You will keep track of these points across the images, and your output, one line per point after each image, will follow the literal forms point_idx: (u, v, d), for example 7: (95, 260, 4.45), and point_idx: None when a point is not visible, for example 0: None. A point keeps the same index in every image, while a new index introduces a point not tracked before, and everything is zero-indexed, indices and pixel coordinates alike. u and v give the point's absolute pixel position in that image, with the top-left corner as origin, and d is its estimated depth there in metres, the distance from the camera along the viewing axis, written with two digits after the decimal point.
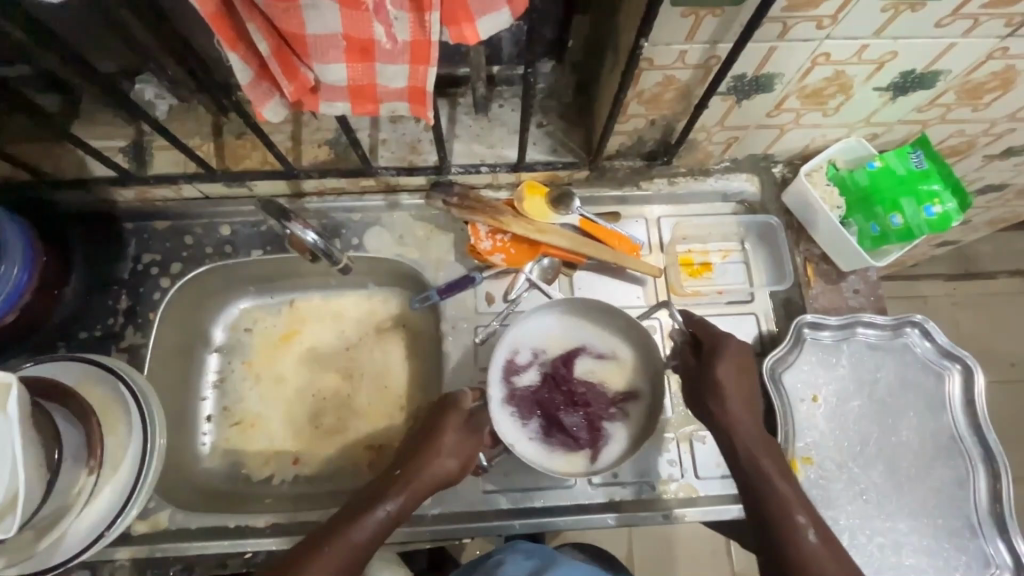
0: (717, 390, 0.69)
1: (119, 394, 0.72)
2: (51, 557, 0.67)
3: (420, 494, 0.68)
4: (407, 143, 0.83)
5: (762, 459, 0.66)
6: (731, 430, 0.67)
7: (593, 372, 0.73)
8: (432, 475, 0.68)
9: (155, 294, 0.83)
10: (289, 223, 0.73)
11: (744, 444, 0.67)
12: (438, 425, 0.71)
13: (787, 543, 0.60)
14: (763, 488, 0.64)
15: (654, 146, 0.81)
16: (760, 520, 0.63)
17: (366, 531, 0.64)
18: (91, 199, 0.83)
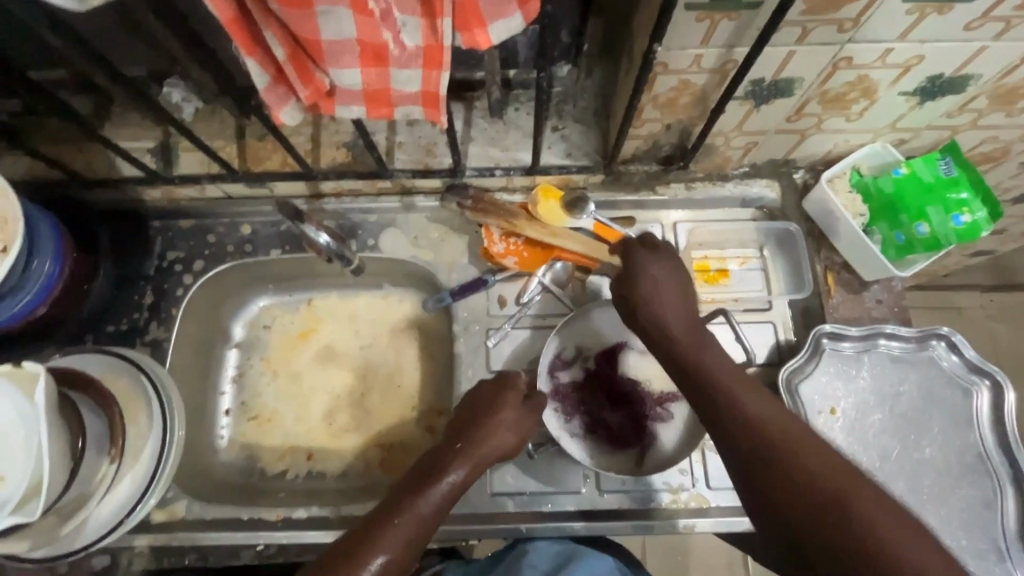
0: (647, 315, 0.63)
1: (140, 386, 0.74)
2: (73, 542, 0.69)
3: (481, 467, 0.67)
4: (422, 145, 0.84)
5: (713, 373, 0.57)
6: (677, 354, 0.60)
7: (639, 371, 0.75)
8: (493, 448, 0.67)
9: (178, 290, 0.86)
10: (303, 224, 0.76)
11: (692, 364, 0.58)
12: (500, 397, 0.71)
13: (772, 462, 0.50)
14: (730, 404, 0.54)
15: (671, 151, 0.80)
16: (739, 447, 0.52)
17: (431, 505, 0.62)
18: (121, 198, 0.86)
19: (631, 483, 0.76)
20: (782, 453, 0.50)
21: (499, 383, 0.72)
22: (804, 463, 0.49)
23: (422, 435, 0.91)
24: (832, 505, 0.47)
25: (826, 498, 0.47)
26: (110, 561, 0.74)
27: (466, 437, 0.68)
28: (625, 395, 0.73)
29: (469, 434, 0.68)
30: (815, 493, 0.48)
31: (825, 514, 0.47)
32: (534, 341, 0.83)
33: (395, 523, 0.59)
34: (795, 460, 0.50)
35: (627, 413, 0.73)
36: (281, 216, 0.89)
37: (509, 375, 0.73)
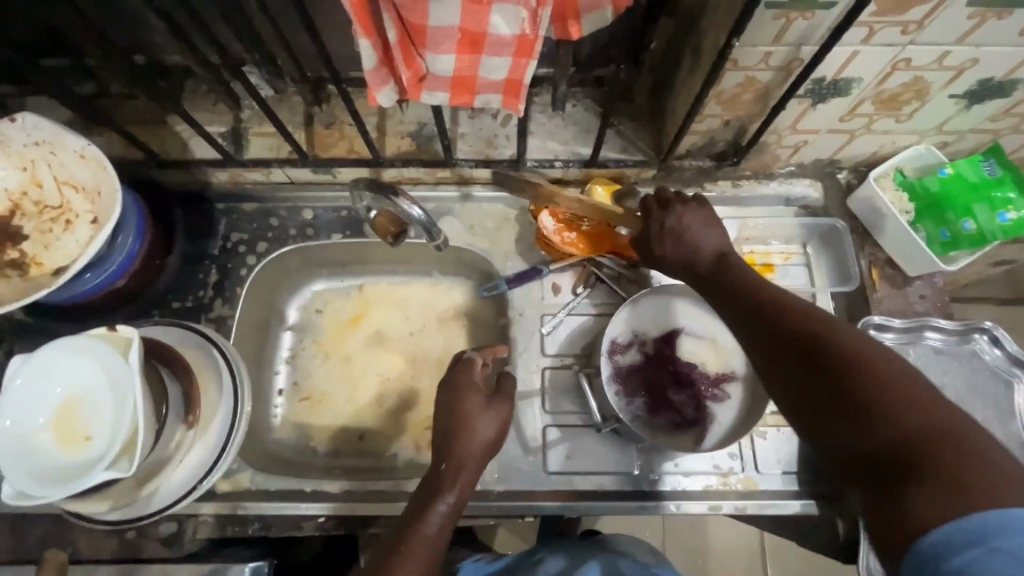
0: (678, 247, 0.64)
1: (212, 358, 0.76)
2: (147, 508, 0.70)
3: (475, 475, 0.70)
4: (483, 137, 0.87)
5: (748, 284, 0.58)
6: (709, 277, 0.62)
7: (694, 352, 0.78)
8: (475, 453, 0.70)
9: (242, 270, 0.89)
10: (398, 197, 0.76)
11: (726, 281, 0.60)
12: (471, 408, 0.73)
13: (805, 353, 0.51)
14: (762, 306, 0.55)
15: (725, 147, 0.83)
16: (768, 344, 0.53)
17: (436, 524, 0.65)
18: (190, 180, 0.89)
19: (683, 465, 0.79)
20: (817, 343, 0.50)
21: (462, 393, 0.74)
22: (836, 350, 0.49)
23: None
24: (864, 383, 0.47)
25: (859, 378, 0.48)
26: (176, 530, 0.76)
27: (448, 454, 0.70)
28: (683, 372, 0.77)
29: (449, 450, 0.70)
30: (845, 377, 0.48)
31: (860, 394, 0.47)
32: (588, 329, 0.86)
33: (405, 551, 0.63)
34: (828, 348, 0.50)
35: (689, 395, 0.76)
36: (342, 203, 0.92)
37: (467, 378, 0.76)
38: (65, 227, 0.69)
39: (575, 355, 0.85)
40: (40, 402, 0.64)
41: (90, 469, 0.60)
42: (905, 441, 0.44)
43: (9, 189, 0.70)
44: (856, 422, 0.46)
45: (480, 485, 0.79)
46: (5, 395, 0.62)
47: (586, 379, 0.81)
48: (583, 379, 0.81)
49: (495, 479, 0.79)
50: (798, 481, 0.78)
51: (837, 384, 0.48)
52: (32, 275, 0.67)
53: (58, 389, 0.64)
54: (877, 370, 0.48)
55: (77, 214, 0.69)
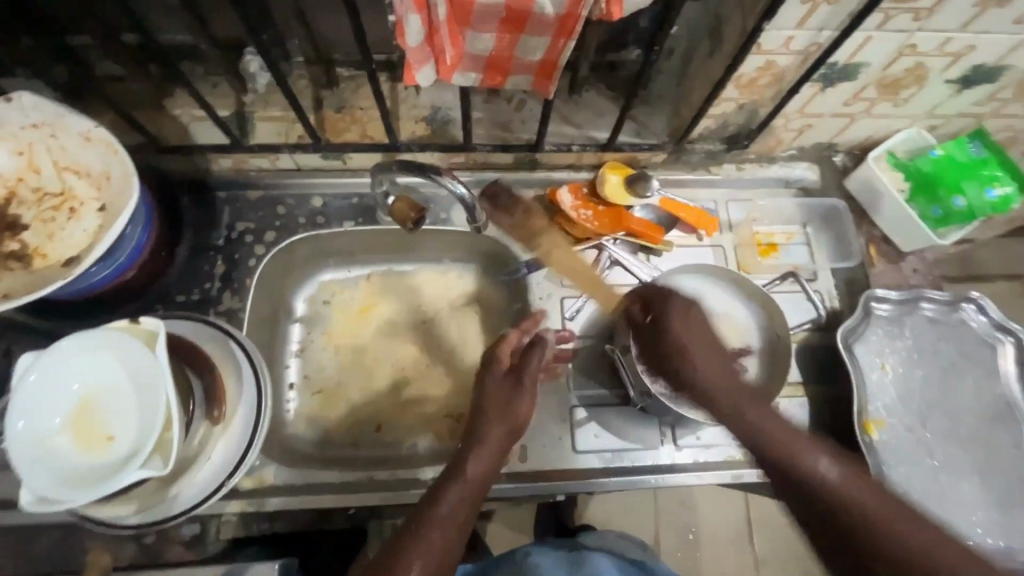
0: (687, 356, 0.69)
1: (230, 351, 0.73)
2: (171, 509, 0.67)
3: (494, 454, 0.69)
4: (499, 122, 0.87)
5: (725, 392, 0.67)
6: (704, 387, 0.68)
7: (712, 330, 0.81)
8: (496, 434, 0.69)
9: (250, 260, 0.85)
10: (441, 176, 0.73)
11: (715, 390, 0.67)
12: (491, 394, 0.73)
13: (829, 537, 0.57)
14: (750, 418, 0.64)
15: (736, 130, 0.86)
16: (803, 503, 0.59)
17: (449, 505, 0.64)
18: (190, 167, 0.85)
19: (704, 438, 0.82)
20: (795, 450, 0.61)
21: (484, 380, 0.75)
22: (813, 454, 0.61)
23: None
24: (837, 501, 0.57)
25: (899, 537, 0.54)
26: (200, 531, 0.74)
27: (469, 436, 0.70)
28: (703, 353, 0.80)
29: (469, 434, 0.70)
30: (865, 515, 0.56)
31: (907, 548, 0.53)
32: (606, 310, 0.88)
33: (422, 531, 0.61)
34: (829, 512, 0.57)
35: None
36: (352, 190, 0.90)
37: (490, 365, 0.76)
38: (70, 216, 0.65)
39: (597, 336, 0.87)
40: (55, 401, 0.59)
41: (121, 469, 0.57)
42: (923, 564, 0.52)
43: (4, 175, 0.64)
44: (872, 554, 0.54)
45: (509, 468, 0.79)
46: (15, 392, 0.57)
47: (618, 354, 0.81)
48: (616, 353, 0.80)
49: (525, 461, 0.80)
50: None
51: (850, 521, 0.56)
52: (36, 267, 0.62)
53: (73, 386, 0.60)
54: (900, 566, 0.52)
55: (82, 201, 0.65)
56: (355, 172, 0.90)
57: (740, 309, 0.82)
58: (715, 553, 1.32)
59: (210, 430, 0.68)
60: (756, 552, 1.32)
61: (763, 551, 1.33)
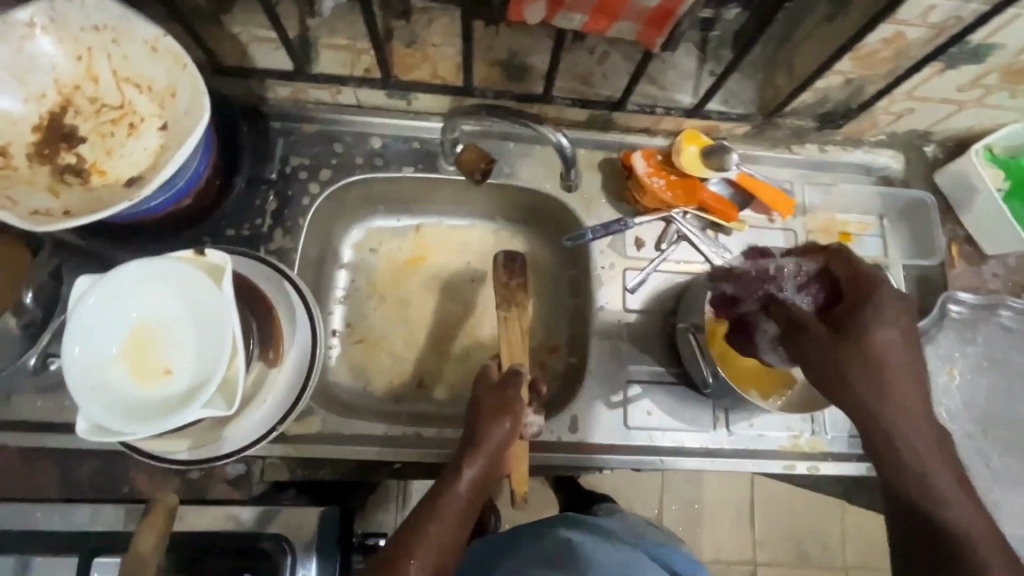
0: (867, 355, 0.56)
1: (283, 291, 0.70)
2: (220, 447, 0.65)
3: (489, 460, 0.65)
4: (581, 74, 0.80)
5: (909, 400, 0.56)
6: (859, 407, 0.57)
7: None
8: (496, 438, 0.66)
9: (303, 199, 0.80)
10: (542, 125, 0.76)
11: (879, 407, 0.56)
12: (481, 401, 0.67)
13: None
14: (908, 438, 0.55)
15: (833, 107, 0.80)
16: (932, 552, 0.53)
17: (456, 503, 0.63)
18: (245, 93, 0.79)
19: (757, 426, 0.80)
20: (946, 470, 0.55)
21: (476, 394, 0.69)
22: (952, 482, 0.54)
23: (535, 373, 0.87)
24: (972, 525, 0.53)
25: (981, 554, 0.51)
26: (244, 470, 0.73)
27: (468, 434, 0.67)
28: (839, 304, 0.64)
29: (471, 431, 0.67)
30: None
31: None
32: (668, 286, 0.84)
33: (428, 531, 0.60)
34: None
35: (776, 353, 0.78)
36: (413, 133, 0.84)
37: (482, 381, 0.70)
38: (129, 132, 0.60)
39: (657, 311, 0.83)
40: (110, 327, 0.56)
41: (179, 406, 0.55)
42: None
43: (60, 78, 0.59)
44: None
45: (557, 438, 0.78)
46: (73, 313, 0.54)
47: (694, 335, 0.75)
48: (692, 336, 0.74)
49: (573, 432, 0.78)
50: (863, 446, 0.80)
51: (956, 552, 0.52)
52: (94, 184, 0.59)
53: (132, 313, 0.57)
54: None
55: (142, 116, 0.60)
56: (418, 115, 0.84)
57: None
58: (715, 533, 1.33)
59: (265, 371, 0.67)
60: (755, 535, 1.34)
61: (762, 534, 1.35)
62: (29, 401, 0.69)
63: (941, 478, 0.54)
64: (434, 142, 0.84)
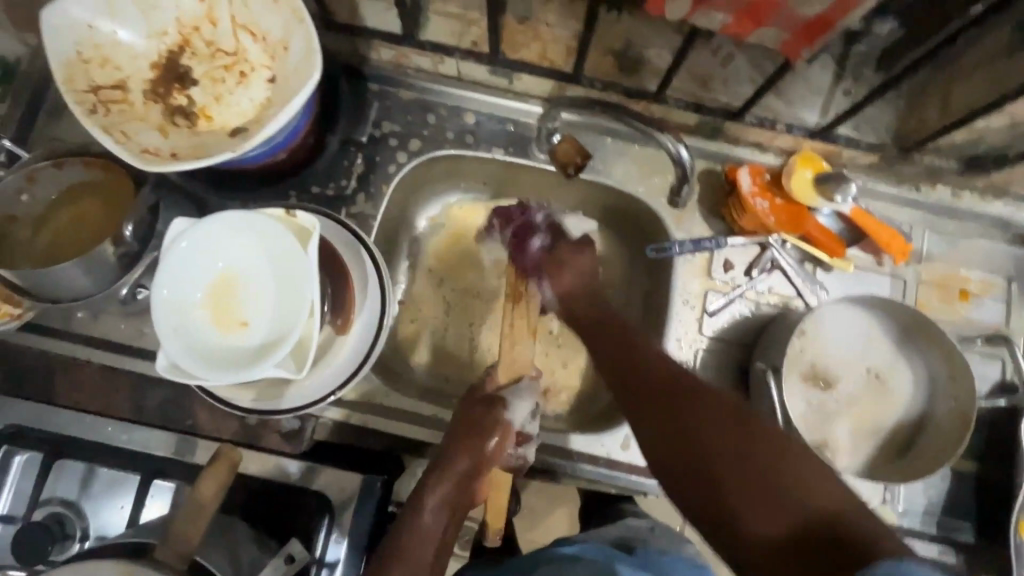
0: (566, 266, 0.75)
1: (359, 259, 0.69)
2: (279, 402, 0.66)
3: (462, 480, 0.65)
4: (700, 75, 0.73)
5: (641, 391, 0.62)
6: (595, 323, 0.71)
7: (873, 386, 0.75)
8: (469, 459, 0.66)
9: (390, 166, 0.79)
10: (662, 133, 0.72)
11: (651, 387, 0.61)
12: (465, 421, 0.68)
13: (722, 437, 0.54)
14: (680, 416, 0.57)
15: (983, 151, 0.71)
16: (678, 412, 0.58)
17: (416, 537, 0.61)
18: (348, 51, 0.78)
19: None
20: (730, 423, 0.55)
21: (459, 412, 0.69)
22: (735, 443, 0.53)
23: (590, 379, 0.85)
24: (788, 468, 0.50)
25: (788, 491, 0.49)
26: (299, 426, 0.74)
27: (439, 454, 0.67)
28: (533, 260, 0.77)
29: (445, 451, 0.66)
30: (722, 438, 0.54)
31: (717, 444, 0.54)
32: (751, 317, 0.78)
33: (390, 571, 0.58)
34: (718, 423, 0.55)
35: (831, 395, 0.74)
36: (510, 114, 0.80)
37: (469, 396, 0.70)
38: (239, 80, 0.60)
39: (734, 341, 0.78)
40: (197, 271, 0.57)
41: (252, 361, 0.56)
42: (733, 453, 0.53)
43: (183, 18, 0.60)
44: (743, 461, 0.52)
45: (605, 453, 0.76)
46: (165, 255, 0.55)
47: (773, 377, 0.70)
48: (771, 378, 0.69)
49: (622, 452, 0.76)
50: (938, 526, 0.74)
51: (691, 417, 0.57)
52: (201, 128, 0.59)
53: (219, 262, 0.58)
54: (744, 450, 0.53)
55: (253, 66, 0.60)
56: (517, 95, 0.80)
57: (883, 341, 0.75)
58: None
59: (332, 337, 0.67)
60: None
61: None
62: (115, 323, 0.73)
63: (733, 439, 0.54)
64: (529, 126, 0.80)
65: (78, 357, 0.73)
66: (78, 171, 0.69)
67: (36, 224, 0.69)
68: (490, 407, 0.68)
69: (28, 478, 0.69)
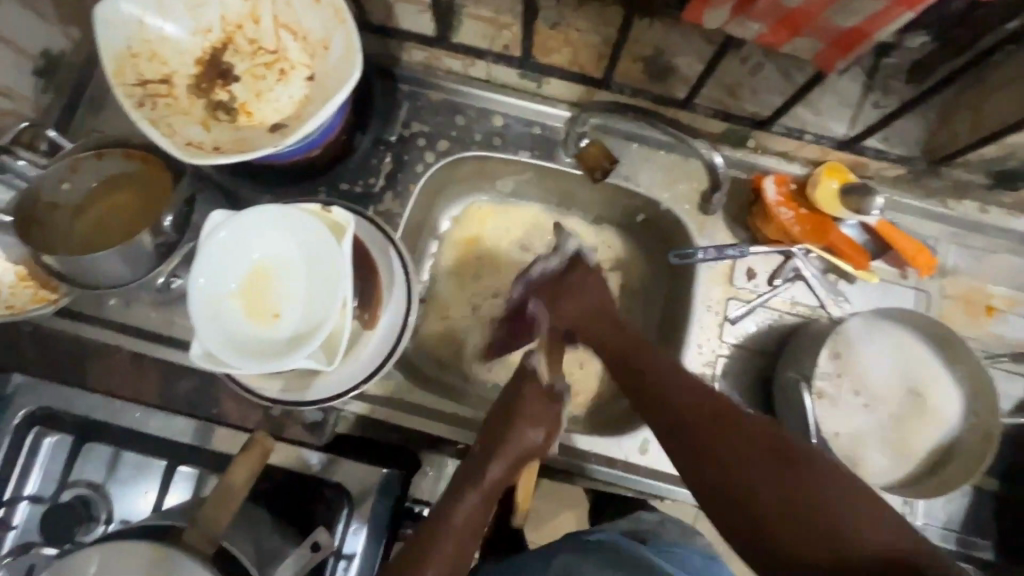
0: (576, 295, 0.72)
1: (387, 256, 0.70)
2: (305, 394, 0.67)
3: (509, 465, 0.67)
4: (729, 84, 0.74)
5: (681, 416, 0.58)
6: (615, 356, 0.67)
7: (904, 399, 0.74)
8: (520, 447, 0.68)
9: (418, 165, 0.80)
10: None
11: (688, 417, 0.58)
12: (518, 409, 0.69)
13: (776, 473, 0.51)
14: (716, 453, 0.55)
15: (1013, 167, 0.70)
16: (721, 445, 0.55)
17: (463, 517, 0.64)
18: (381, 51, 0.79)
19: None
20: (781, 467, 0.51)
21: (514, 394, 0.70)
22: (785, 483, 0.50)
23: (608, 382, 0.86)
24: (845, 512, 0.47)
25: (845, 534, 0.46)
26: (321, 418, 0.75)
27: (486, 441, 0.68)
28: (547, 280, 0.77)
29: (493, 438, 0.68)
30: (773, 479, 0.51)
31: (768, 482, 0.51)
32: (773, 325, 0.78)
33: (437, 547, 0.61)
34: (767, 457, 0.52)
35: (866, 411, 0.74)
36: (538, 117, 0.81)
37: (519, 379, 0.72)
38: (279, 78, 0.62)
39: (754, 349, 0.78)
40: (232, 266, 0.58)
41: (285, 352, 0.57)
42: (787, 493, 0.50)
43: (227, 16, 0.61)
44: (799, 509, 0.49)
45: (622, 456, 0.76)
46: (204, 242, 0.56)
47: (806, 387, 0.69)
48: (805, 388, 0.68)
49: (640, 455, 0.76)
50: (957, 542, 0.73)
51: (733, 454, 0.54)
52: (241, 124, 0.61)
53: (255, 254, 0.59)
54: (802, 496, 0.49)
55: (293, 64, 0.61)
56: (545, 99, 0.81)
57: (923, 357, 0.74)
58: None
59: (358, 331, 0.68)
60: None
61: None
62: (146, 312, 0.75)
63: (779, 475, 0.51)
64: (556, 130, 0.81)
65: (109, 343, 0.75)
66: (118, 161, 0.71)
67: (76, 213, 0.70)
68: (537, 393, 0.71)
69: (57, 459, 0.71)
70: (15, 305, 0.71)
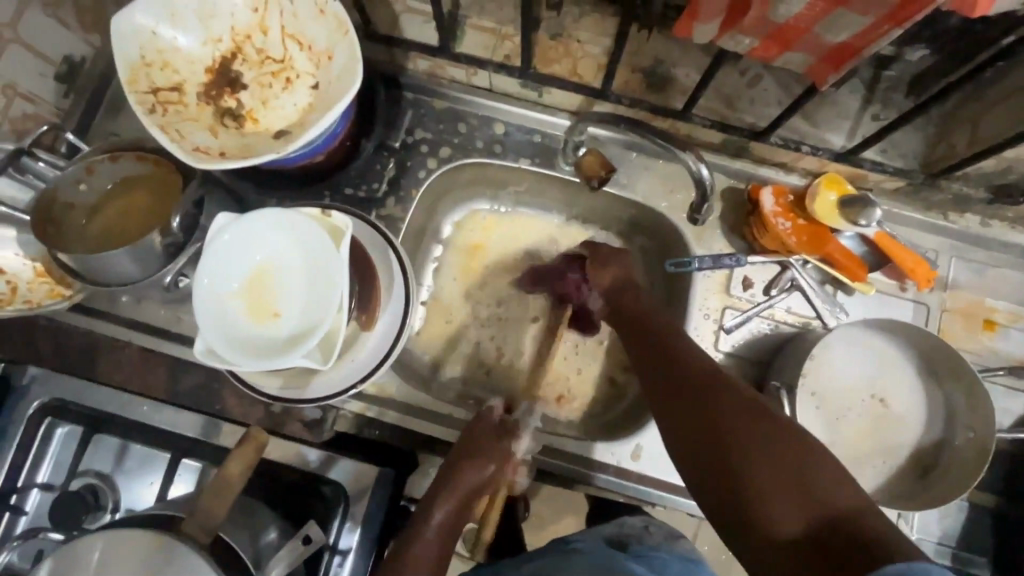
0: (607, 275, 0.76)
1: (386, 261, 0.72)
2: (304, 392, 0.70)
3: (464, 501, 0.66)
4: (727, 95, 0.75)
5: (670, 374, 0.60)
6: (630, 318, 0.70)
7: (885, 407, 0.75)
8: (475, 480, 0.67)
9: (420, 171, 0.82)
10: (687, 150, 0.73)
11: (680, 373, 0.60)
12: (471, 441, 0.69)
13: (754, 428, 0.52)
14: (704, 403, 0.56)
15: (1013, 181, 0.70)
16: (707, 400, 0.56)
17: (427, 544, 0.62)
18: (387, 60, 0.81)
19: None
20: (759, 424, 0.52)
21: (472, 426, 0.71)
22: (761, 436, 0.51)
23: (605, 387, 0.86)
24: (819, 472, 0.48)
25: (813, 490, 0.47)
26: (320, 416, 0.77)
27: (445, 471, 0.67)
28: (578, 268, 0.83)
29: (451, 468, 0.67)
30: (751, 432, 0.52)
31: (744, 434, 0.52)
32: (769, 335, 0.79)
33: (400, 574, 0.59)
34: (746, 413, 0.53)
35: (847, 416, 0.74)
36: (539, 126, 0.83)
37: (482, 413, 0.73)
38: (285, 86, 0.64)
39: (749, 358, 0.78)
40: (233, 263, 0.60)
41: (282, 351, 0.59)
42: (761, 447, 0.51)
43: (237, 26, 0.64)
44: (770, 459, 0.50)
45: (614, 459, 0.77)
46: (211, 242, 0.59)
47: (785, 393, 0.70)
48: (786, 394, 0.69)
49: (632, 461, 0.77)
50: (952, 558, 0.72)
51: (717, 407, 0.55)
52: (248, 130, 0.63)
53: (257, 254, 0.61)
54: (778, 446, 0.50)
55: (298, 73, 0.64)
56: (546, 108, 0.82)
57: (902, 373, 0.75)
58: None
59: (357, 332, 0.70)
60: None
61: None
62: (155, 308, 0.77)
63: (757, 428, 0.52)
64: (556, 138, 0.83)
65: (120, 338, 0.78)
66: (133, 164, 0.74)
67: (90, 212, 0.73)
68: (493, 438, 0.70)
69: (68, 448, 0.74)
70: (32, 300, 0.74)
